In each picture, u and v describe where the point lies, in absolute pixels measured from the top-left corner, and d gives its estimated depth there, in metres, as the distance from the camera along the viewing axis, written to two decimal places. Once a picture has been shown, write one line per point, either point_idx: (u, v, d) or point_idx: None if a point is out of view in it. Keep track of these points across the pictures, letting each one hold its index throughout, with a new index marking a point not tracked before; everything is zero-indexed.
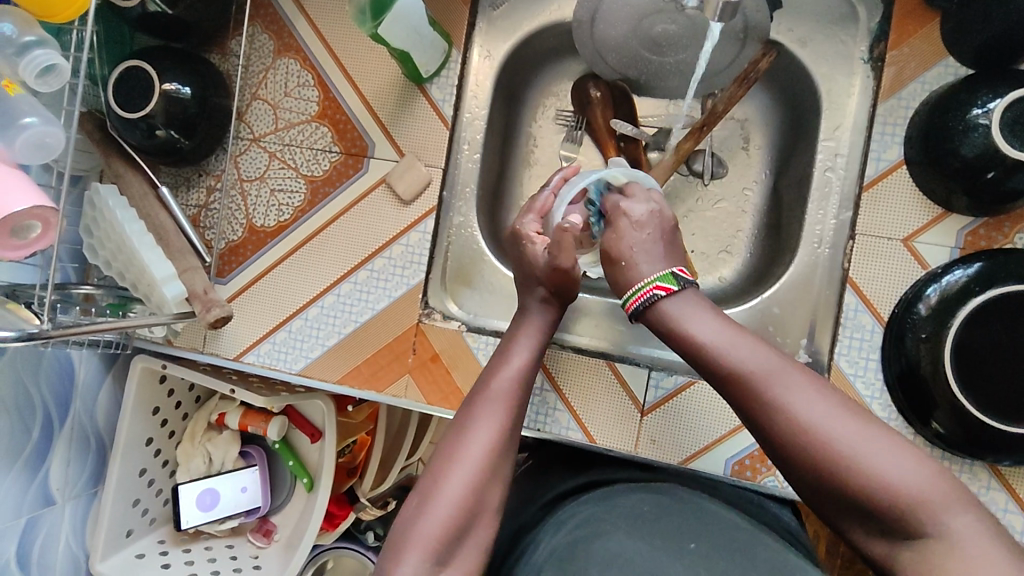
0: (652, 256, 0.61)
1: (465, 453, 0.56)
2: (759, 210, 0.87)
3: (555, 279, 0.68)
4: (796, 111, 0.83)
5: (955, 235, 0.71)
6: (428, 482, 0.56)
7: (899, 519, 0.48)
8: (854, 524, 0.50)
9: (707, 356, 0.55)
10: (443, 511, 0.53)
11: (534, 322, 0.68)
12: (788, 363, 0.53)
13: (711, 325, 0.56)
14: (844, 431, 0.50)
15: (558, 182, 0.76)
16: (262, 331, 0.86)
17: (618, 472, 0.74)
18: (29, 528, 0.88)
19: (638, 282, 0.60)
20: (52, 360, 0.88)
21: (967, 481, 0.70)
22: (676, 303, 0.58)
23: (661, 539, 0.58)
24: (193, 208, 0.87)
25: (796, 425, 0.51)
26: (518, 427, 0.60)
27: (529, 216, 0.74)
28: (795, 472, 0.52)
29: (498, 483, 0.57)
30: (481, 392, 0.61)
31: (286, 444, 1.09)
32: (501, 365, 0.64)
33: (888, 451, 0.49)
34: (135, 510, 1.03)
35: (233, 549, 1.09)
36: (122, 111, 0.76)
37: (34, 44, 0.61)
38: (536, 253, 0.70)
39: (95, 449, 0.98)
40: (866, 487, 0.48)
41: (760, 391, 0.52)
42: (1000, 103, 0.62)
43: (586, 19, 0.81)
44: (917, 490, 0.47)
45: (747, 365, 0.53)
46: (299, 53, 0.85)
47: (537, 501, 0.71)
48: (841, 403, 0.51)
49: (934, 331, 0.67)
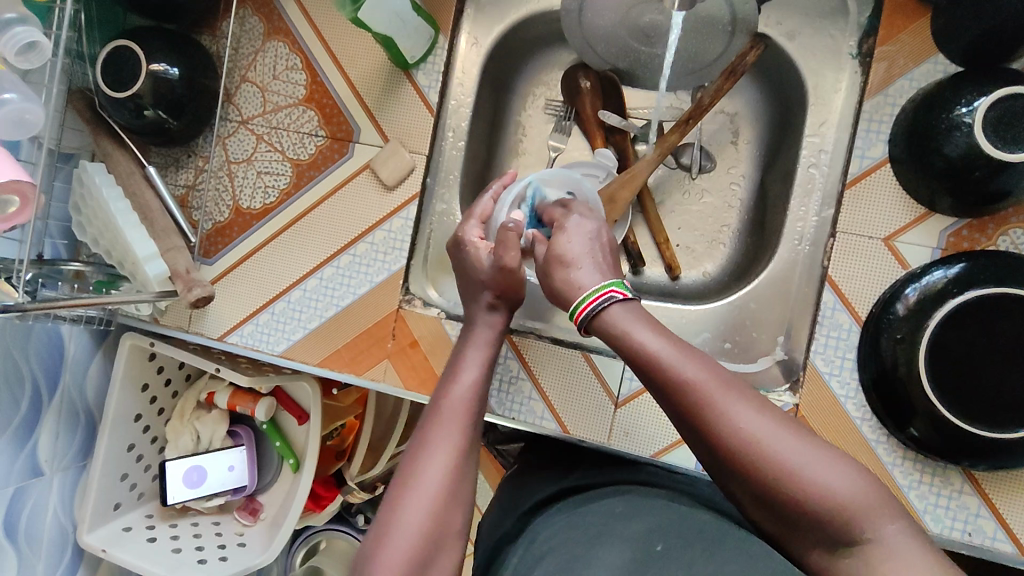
0: (594, 260, 0.61)
1: (423, 479, 0.54)
2: (745, 205, 0.86)
3: (500, 281, 0.67)
4: (784, 106, 0.82)
5: (937, 236, 0.69)
6: (387, 511, 0.54)
7: (838, 530, 0.47)
8: (797, 536, 0.49)
9: (650, 366, 0.53)
10: (404, 541, 0.52)
11: (480, 334, 0.66)
12: (730, 377, 0.51)
13: (656, 334, 0.54)
14: (781, 444, 0.48)
15: (498, 189, 0.75)
16: (246, 313, 0.86)
17: (596, 474, 0.71)
18: (17, 498, 0.90)
19: (584, 291, 0.58)
20: (43, 334, 0.89)
21: (939, 485, 0.69)
22: (624, 309, 0.56)
23: (629, 541, 0.55)
24: (181, 188, 0.88)
25: (737, 439, 0.49)
26: (474, 444, 0.58)
27: (472, 222, 0.72)
28: (735, 485, 0.51)
29: (462, 505, 0.55)
30: (433, 411, 0.59)
31: (274, 426, 1.11)
32: (451, 379, 0.62)
33: (826, 461, 0.48)
34: (122, 484, 1.04)
35: (219, 526, 1.12)
36: (110, 91, 0.77)
37: (16, 21, 0.61)
38: (482, 259, 0.69)
39: (84, 423, 1.00)
40: (804, 500, 0.47)
41: (704, 405, 0.50)
42: (985, 101, 0.61)
43: (574, 8, 0.79)
44: (856, 499, 0.47)
45: (692, 377, 0.51)
46: (288, 36, 0.85)
47: (517, 511, 0.70)
48: (780, 417, 0.50)
49: (910, 331, 0.66)
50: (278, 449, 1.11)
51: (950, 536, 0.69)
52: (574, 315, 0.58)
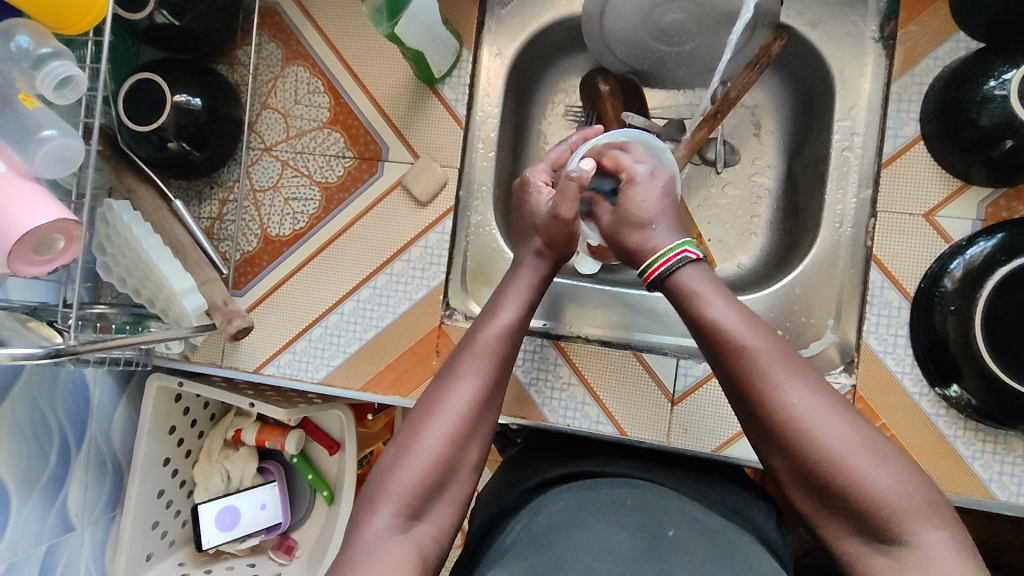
0: (668, 220, 0.61)
1: (444, 409, 0.56)
2: (774, 194, 0.88)
3: (552, 229, 0.66)
4: (807, 94, 0.84)
5: (976, 208, 0.71)
6: (409, 432, 0.57)
7: (873, 523, 0.47)
8: (816, 509, 0.50)
9: (714, 332, 0.54)
10: (419, 463, 0.54)
11: (523, 277, 0.66)
12: (790, 351, 0.52)
13: (723, 302, 0.55)
14: (836, 428, 0.49)
15: (577, 141, 0.73)
16: (282, 341, 0.84)
17: (604, 465, 0.70)
18: (50, 556, 0.85)
19: (658, 249, 0.59)
20: (68, 381, 0.86)
21: (1002, 452, 0.70)
22: (696, 272, 0.57)
23: (640, 529, 0.57)
24: (207, 219, 0.86)
25: (787, 413, 0.50)
26: (499, 386, 0.60)
27: (540, 166, 0.72)
28: (774, 457, 0.52)
29: (477, 441, 0.57)
30: (467, 346, 0.60)
31: (304, 458, 1.09)
32: (489, 319, 0.62)
33: (875, 455, 0.48)
34: (153, 532, 1.00)
35: (255, 567, 1.07)
36: (132, 125, 0.74)
37: (49, 55, 0.59)
38: (541, 203, 0.69)
39: (112, 473, 0.95)
40: (849, 486, 0.48)
41: (761, 372, 0.51)
42: (1016, 73, 0.63)
43: (596, 14, 0.80)
44: (897, 498, 0.47)
45: (753, 345, 0.52)
46: (308, 60, 0.85)
47: (520, 487, 0.69)
48: (837, 402, 0.51)
49: (963, 303, 0.67)
50: (310, 482, 1.09)
51: (1019, 501, 0.70)
52: (646, 275, 0.59)
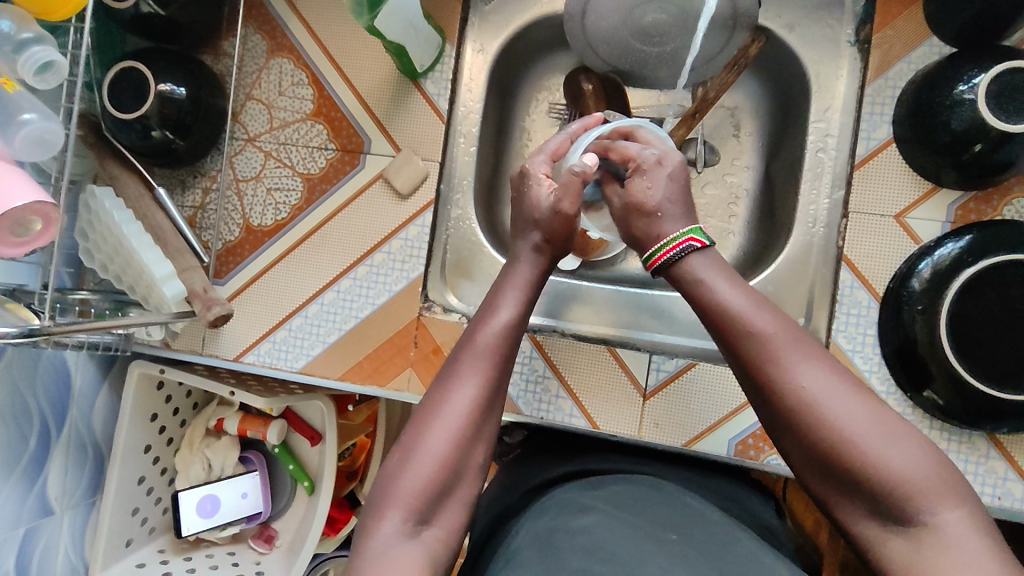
0: (675, 208, 0.61)
1: (446, 410, 0.56)
2: (752, 194, 0.89)
3: (551, 225, 0.66)
4: (784, 97, 0.85)
5: (945, 210, 0.72)
6: (410, 438, 0.56)
7: (892, 505, 0.46)
8: (835, 499, 0.50)
9: (722, 315, 0.54)
10: (423, 471, 0.54)
11: (520, 274, 0.64)
12: (798, 333, 0.52)
13: (730, 287, 0.55)
14: (849, 409, 0.48)
15: (577, 130, 0.73)
16: (262, 330, 0.85)
17: (603, 464, 0.73)
18: (28, 539, 0.86)
19: (665, 238, 0.60)
20: (49, 365, 0.86)
21: (967, 451, 0.71)
22: (704, 259, 0.58)
23: (645, 526, 0.57)
24: (189, 209, 0.87)
25: (797, 395, 0.50)
26: (501, 385, 0.59)
27: (540, 157, 0.70)
28: (790, 443, 0.52)
29: (483, 440, 0.57)
30: (467, 344, 0.59)
31: (285, 448, 1.10)
32: (488, 316, 0.61)
33: (890, 438, 0.47)
34: (134, 518, 1.01)
35: (235, 556, 1.08)
36: (116, 112, 0.75)
37: (32, 40, 0.61)
38: (542, 196, 0.67)
39: (93, 458, 0.96)
40: (864, 468, 0.47)
41: (769, 355, 0.51)
42: (984, 77, 0.64)
43: (577, 13, 0.82)
44: (914, 476, 0.46)
45: (759, 326, 0.52)
46: (292, 52, 0.85)
47: (523, 488, 0.71)
48: (849, 382, 0.50)
49: (930, 303, 0.68)
50: (291, 472, 1.10)
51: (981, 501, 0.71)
52: (650, 261, 0.60)
